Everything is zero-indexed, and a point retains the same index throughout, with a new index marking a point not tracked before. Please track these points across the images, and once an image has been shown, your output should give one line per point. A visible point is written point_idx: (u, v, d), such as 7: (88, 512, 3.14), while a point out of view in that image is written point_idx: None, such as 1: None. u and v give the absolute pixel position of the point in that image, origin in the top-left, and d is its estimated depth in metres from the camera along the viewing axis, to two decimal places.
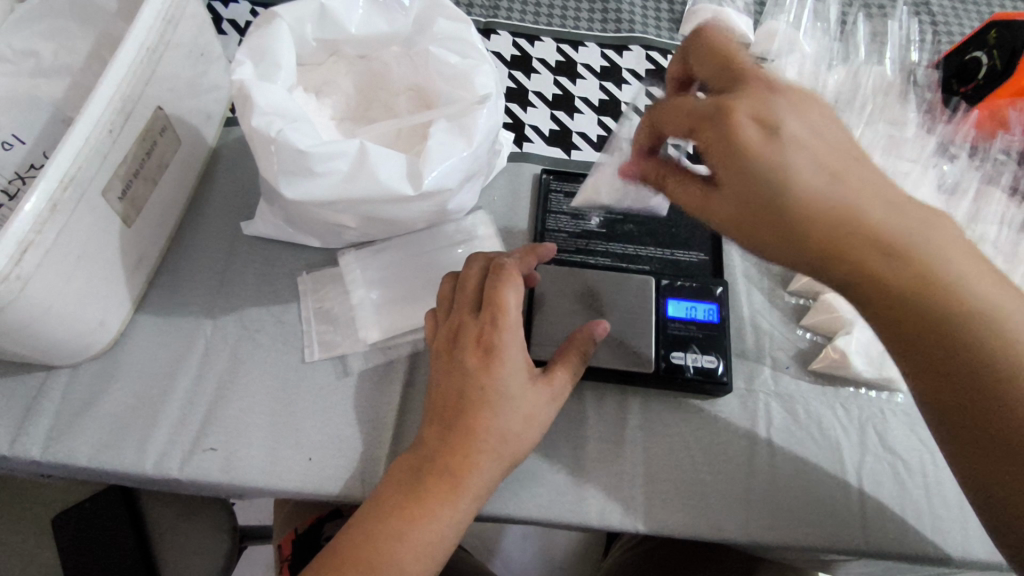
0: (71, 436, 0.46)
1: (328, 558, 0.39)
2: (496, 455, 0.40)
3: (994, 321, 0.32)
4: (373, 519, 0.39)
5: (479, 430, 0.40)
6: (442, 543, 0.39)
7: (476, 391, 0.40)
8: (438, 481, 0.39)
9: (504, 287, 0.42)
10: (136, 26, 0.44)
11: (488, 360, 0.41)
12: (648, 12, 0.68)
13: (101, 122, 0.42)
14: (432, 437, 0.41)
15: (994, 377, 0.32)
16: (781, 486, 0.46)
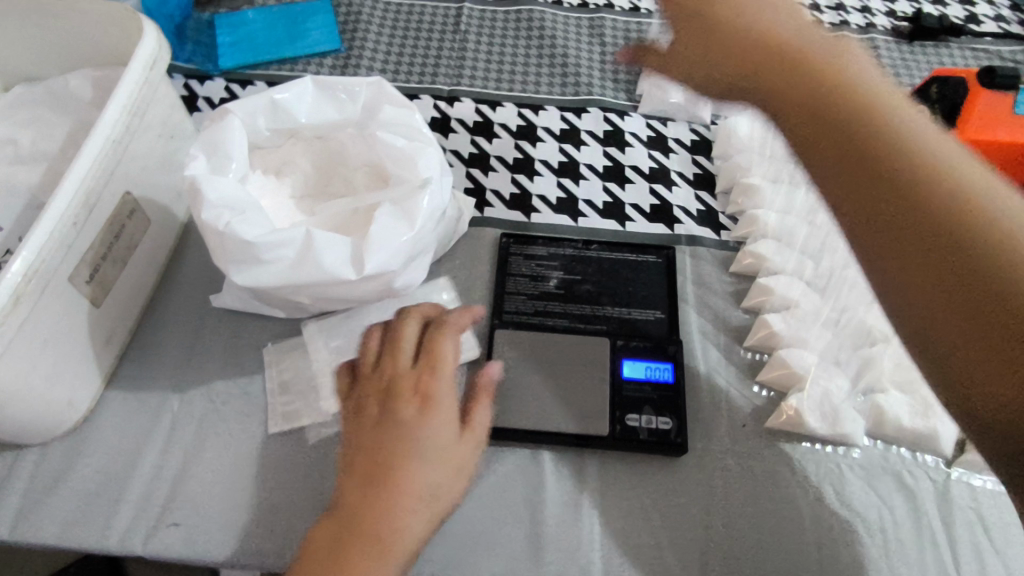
0: (39, 515, 0.47)
1: None
2: (426, 510, 0.37)
3: (914, 149, 0.30)
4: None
5: (408, 485, 0.36)
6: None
7: (405, 441, 0.37)
8: (364, 539, 0.34)
9: (440, 338, 0.42)
10: (102, 120, 0.46)
11: (421, 410, 0.39)
12: (606, 74, 0.71)
13: (66, 215, 0.43)
14: (350, 501, 0.36)
15: (911, 173, 0.29)
16: (739, 547, 0.46)
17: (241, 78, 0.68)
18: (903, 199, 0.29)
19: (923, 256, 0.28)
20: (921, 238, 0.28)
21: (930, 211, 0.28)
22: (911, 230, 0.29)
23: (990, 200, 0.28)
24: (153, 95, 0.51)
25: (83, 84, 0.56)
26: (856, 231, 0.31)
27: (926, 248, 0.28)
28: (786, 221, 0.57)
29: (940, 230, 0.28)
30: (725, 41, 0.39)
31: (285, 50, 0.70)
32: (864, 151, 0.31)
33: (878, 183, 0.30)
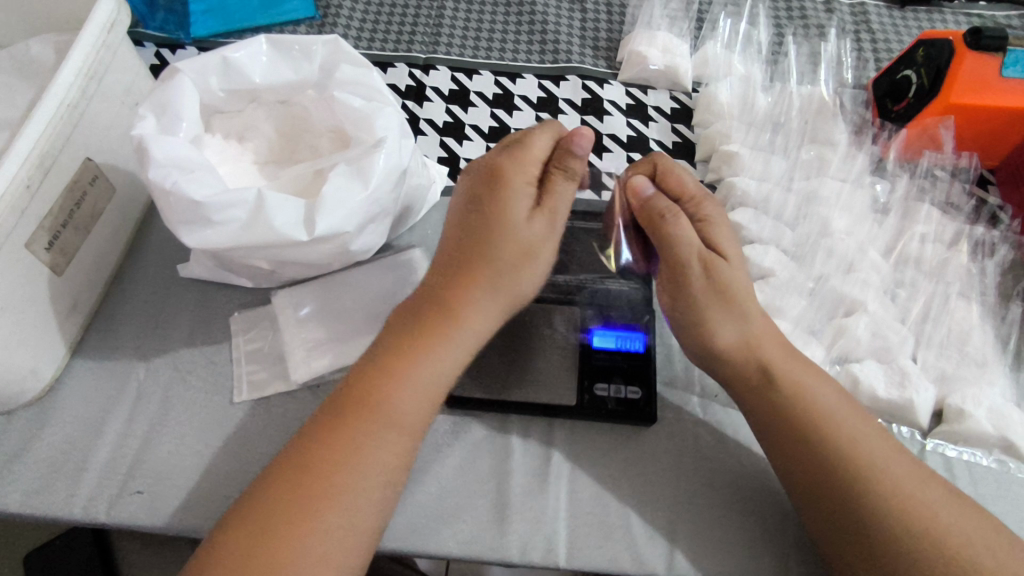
0: (1, 482, 0.46)
1: (331, 407, 0.39)
2: (490, 280, 0.43)
3: (838, 424, 0.41)
4: (352, 392, 0.40)
5: (486, 260, 0.43)
6: (439, 384, 0.41)
7: (489, 220, 0.43)
8: (444, 306, 0.42)
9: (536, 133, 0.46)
10: (55, 83, 0.45)
11: (504, 194, 0.44)
12: (586, 41, 0.69)
13: (18, 178, 0.43)
14: (433, 284, 0.43)
15: (837, 465, 0.39)
16: (707, 515, 0.46)
17: (213, 46, 0.67)
18: (815, 444, 0.40)
19: (843, 501, 0.39)
20: (830, 459, 0.40)
21: (833, 448, 0.40)
22: (825, 464, 0.40)
23: (878, 455, 0.40)
24: (112, 59, 0.50)
25: (44, 49, 0.55)
26: (787, 450, 0.41)
27: (828, 456, 0.40)
28: (764, 188, 0.55)
29: (838, 469, 0.39)
30: (701, 298, 0.44)
31: (257, 18, 0.68)
32: (809, 417, 0.41)
33: (811, 429, 0.41)
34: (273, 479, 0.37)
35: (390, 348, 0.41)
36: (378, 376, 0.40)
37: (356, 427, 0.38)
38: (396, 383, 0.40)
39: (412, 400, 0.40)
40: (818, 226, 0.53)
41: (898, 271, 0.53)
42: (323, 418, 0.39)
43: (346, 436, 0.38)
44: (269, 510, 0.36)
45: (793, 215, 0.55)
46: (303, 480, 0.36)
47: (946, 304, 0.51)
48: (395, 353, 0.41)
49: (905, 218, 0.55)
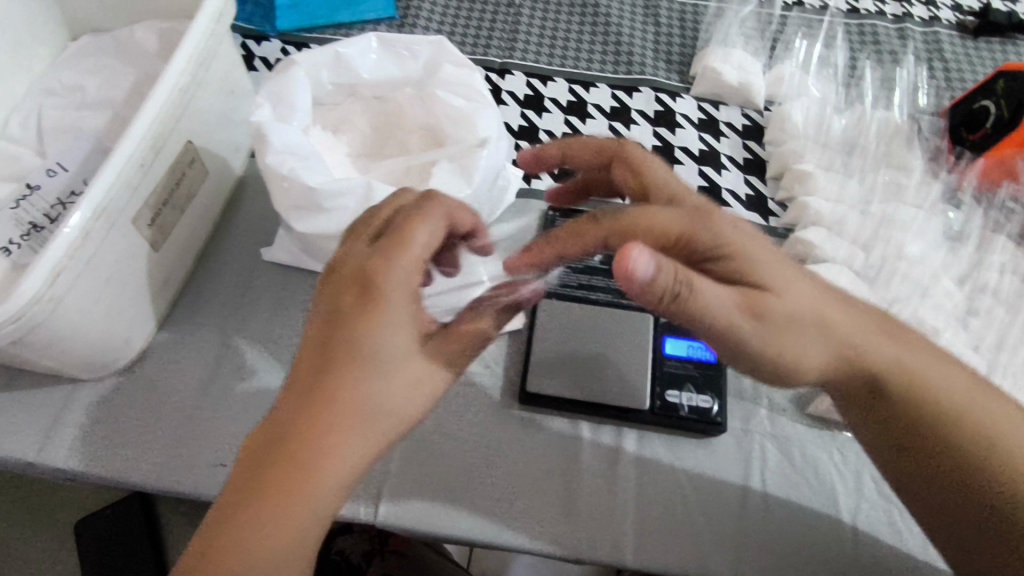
0: (96, 445, 0.49)
1: (220, 510, 0.35)
2: (371, 424, 0.37)
3: (970, 419, 0.41)
4: (240, 483, 0.35)
5: (348, 402, 0.36)
6: (320, 514, 0.35)
7: (351, 347, 0.37)
8: (288, 450, 0.35)
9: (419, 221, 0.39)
10: (171, 67, 0.47)
11: (371, 312, 0.37)
12: (658, 54, 0.70)
13: (134, 156, 0.44)
14: (294, 382, 0.37)
15: (976, 469, 0.41)
16: (772, 528, 0.47)
17: (298, 40, 0.69)
18: (943, 451, 0.41)
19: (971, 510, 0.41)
20: (959, 464, 0.41)
21: (966, 453, 0.41)
22: (951, 471, 0.41)
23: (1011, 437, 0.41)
24: (217, 48, 0.52)
25: (147, 35, 0.58)
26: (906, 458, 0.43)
27: (955, 461, 0.41)
28: (837, 210, 0.56)
29: (975, 477, 0.41)
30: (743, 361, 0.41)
31: (340, 15, 0.70)
32: (927, 423, 0.41)
33: (936, 437, 0.41)
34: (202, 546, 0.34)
35: (240, 468, 0.36)
36: (267, 474, 0.34)
37: (246, 553, 0.34)
38: (294, 495, 0.34)
39: (308, 526, 0.35)
40: (891, 249, 0.54)
41: (969, 299, 0.53)
42: (222, 507, 0.35)
43: (235, 558, 0.34)
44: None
45: (866, 237, 0.55)
46: None
47: (1017, 336, 0.51)
48: (285, 462, 0.35)
49: (979, 247, 0.56)
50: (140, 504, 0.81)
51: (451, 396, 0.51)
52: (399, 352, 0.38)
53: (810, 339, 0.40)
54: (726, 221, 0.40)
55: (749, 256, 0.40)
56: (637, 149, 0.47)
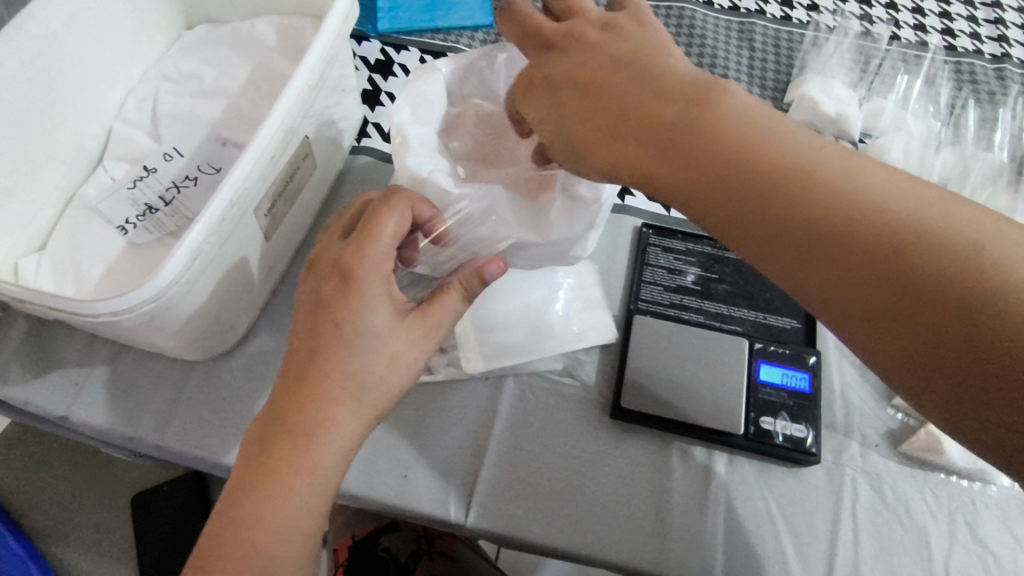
0: (202, 424, 0.51)
1: (242, 481, 0.37)
2: (350, 400, 0.38)
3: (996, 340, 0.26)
4: (260, 461, 0.37)
5: (330, 381, 0.38)
6: (318, 490, 0.38)
7: (331, 325, 0.39)
8: (293, 424, 0.37)
9: (388, 212, 0.40)
10: (305, 63, 0.48)
11: (344, 295, 0.39)
12: (754, 79, 0.70)
13: (267, 149, 0.45)
14: (296, 363, 0.39)
15: None
16: (862, 563, 0.47)
17: (398, 42, 0.71)
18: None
19: None
20: None
21: None
22: None
23: None
24: (342, 47, 0.53)
25: (267, 30, 0.60)
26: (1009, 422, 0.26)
27: None
28: None
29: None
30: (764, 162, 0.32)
31: (441, 20, 0.72)
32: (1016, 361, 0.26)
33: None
34: (217, 520, 0.38)
35: (258, 437, 0.38)
36: (279, 448, 0.37)
37: (273, 525, 0.37)
38: (288, 469, 0.37)
39: (303, 502, 0.37)
40: None
41: None
42: (248, 479, 0.37)
43: (257, 528, 0.37)
44: (230, 561, 0.36)
45: None
46: (227, 555, 0.36)
47: None
48: (259, 447, 0.38)
49: None
50: (196, 483, 0.82)
51: (543, 404, 0.52)
52: (382, 335, 0.39)
53: (744, 168, 0.32)
54: (733, 110, 0.33)
55: (753, 144, 0.33)
56: (624, 27, 0.39)
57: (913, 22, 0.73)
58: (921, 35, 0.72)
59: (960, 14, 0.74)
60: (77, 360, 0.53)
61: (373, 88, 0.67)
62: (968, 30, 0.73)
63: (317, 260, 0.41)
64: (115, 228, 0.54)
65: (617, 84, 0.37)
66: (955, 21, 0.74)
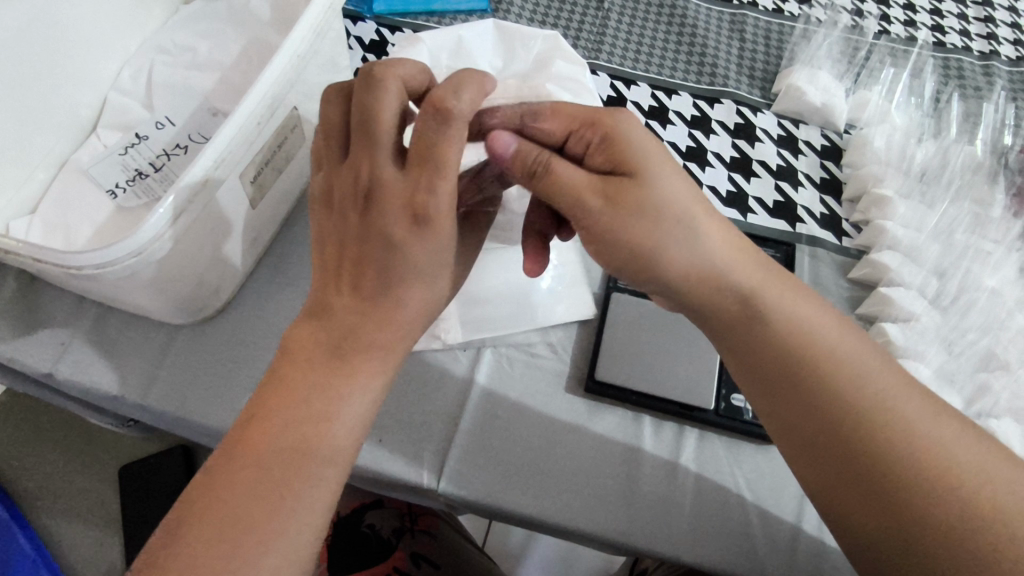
0: (184, 385, 0.52)
1: (305, 396, 0.37)
2: (419, 322, 0.40)
3: (796, 361, 0.39)
4: (328, 378, 0.37)
5: (407, 309, 0.39)
6: (377, 407, 0.39)
7: (408, 261, 0.38)
8: (368, 348, 0.38)
9: (454, 141, 0.36)
10: (294, 36, 0.49)
11: (422, 232, 0.37)
12: (742, 69, 0.70)
13: (253, 115, 0.46)
14: (361, 284, 0.38)
15: (840, 425, 0.38)
16: (827, 538, 0.48)
17: (392, 24, 0.71)
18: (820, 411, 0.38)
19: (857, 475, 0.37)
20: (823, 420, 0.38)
21: (825, 406, 0.38)
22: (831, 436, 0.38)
23: (873, 384, 0.38)
24: (333, 20, 0.54)
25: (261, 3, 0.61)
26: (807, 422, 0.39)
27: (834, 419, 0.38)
28: (915, 238, 0.56)
29: (835, 432, 0.38)
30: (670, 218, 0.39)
31: (436, 3, 0.73)
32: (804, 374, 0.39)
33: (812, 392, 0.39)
34: (270, 435, 0.36)
35: (322, 345, 0.38)
36: (355, 358, 0.38)
37: (339, 439, 0.37)
38: (360, 375, 0.38)
39: (366, 416, 0.39)
40: (969, 280, 0.54)
41: None
42: (314, 394, 0.37)
43: (323, 441, 0.37)
44: (284, 470, 0.35)
45: (941, 265, 0.55)
46: (284, 473, 0.35)
47: None
48: (328, 366, 0.38)
49: None
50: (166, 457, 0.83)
51: (517, 377, 0.53)
52: (445, 264, 0.39)
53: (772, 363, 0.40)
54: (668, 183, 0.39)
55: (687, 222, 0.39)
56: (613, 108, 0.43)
57: (904, 18, 0.74)
58: (911, 30, 0.73)
59: (951, 11, 0.75)
60: (62, 319, 0.54)
61: (366, 67, 0.68)
62: (957, 27, 0.74)
63: (369, 190, 0.37)
64: (106, 193, 0.55)
65: (660, 242, 0.38)
66: (945, 18, 0.74)
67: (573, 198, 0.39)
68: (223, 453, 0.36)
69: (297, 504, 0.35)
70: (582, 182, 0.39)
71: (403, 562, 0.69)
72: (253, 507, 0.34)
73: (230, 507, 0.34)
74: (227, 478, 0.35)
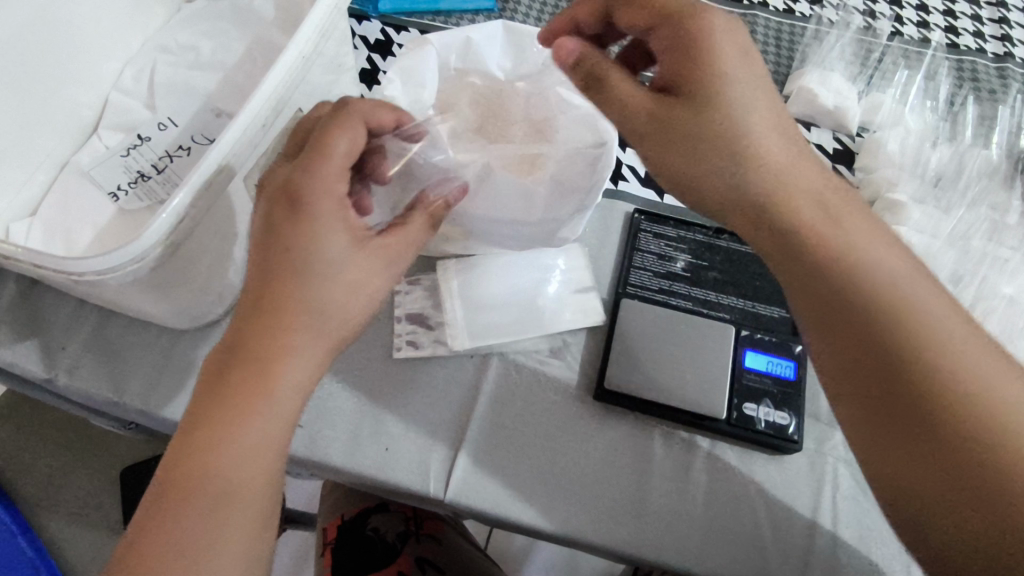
0: (187, 392, 0.52)
1: (208, 408, 0.37)
2: (323, 327, 0.39)
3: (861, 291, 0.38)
4: (220, 385, 0.37)
5: (298, 309, 0.38)
6: (290, 413, 0.38)
7: (285, 254, 0.38)
8: (256, 353, 0.37)
9: (336, 132, 0.39)
10: (298, 36, 0.48)
11: (296, 226, 0.38)
12: None
13: (258, 117, 0.45)
14: (259, 291, 0.38)
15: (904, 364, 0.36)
16: (841, 551, 0.47)
17: (397, 23, 0.70)
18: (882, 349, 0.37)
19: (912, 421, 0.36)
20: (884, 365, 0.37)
21: (887, 346, 0.37)
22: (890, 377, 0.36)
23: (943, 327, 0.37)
24: (338, 20, 0.53)
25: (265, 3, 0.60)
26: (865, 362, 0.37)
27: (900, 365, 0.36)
28: (931, 244, 0.55)
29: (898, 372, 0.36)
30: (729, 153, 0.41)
31: (442, 2, 0.71)
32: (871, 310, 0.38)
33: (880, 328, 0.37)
34: (186, 451, 0.36)
35: (221, 355, 0.38)
36: (236, 379, 0.37)
37: (245, 450, 0.36)
38: (251, 391, 0.37)
39: (272, 425, 0.37)
40: (986, 288, 0.53)
41: None
42: (213, 404, 0.37)
43: (225, 453, 0.36)
44: (194, 486, 0.35)
45: (957, 271, 0.54)
46: (197, 488, 0.35)
47: None
48: (223, 372, 0.37)
49: None
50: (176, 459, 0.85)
51: (524, 385, 0.52)
52: (344, 264, 0.39)
53: (847, 289, 0.38)
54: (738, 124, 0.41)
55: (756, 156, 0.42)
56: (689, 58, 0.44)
57: (917, 19, 0.73)
58: (924, 31, 0.72)
59: (965, 12, 0.74)
60: (63, 324, 0.53)
61: (371, 67, 0.67)
62: (971, 28, 0.73)
63: (270, 192, 0.39)
64: (107, 195, 0.54)
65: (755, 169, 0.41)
66: (958, 19, 0.73)
67: (625, 111, 0.43)
68: (144, 511, 0.36)
69: (226, 519, 0.36)
70: (637, 97, 0.43)
71: (407, 567, 0.69)
72: (187, 526, 0.35)
73: (180, 531, 0.35)
74: (158, 498, 0.36)
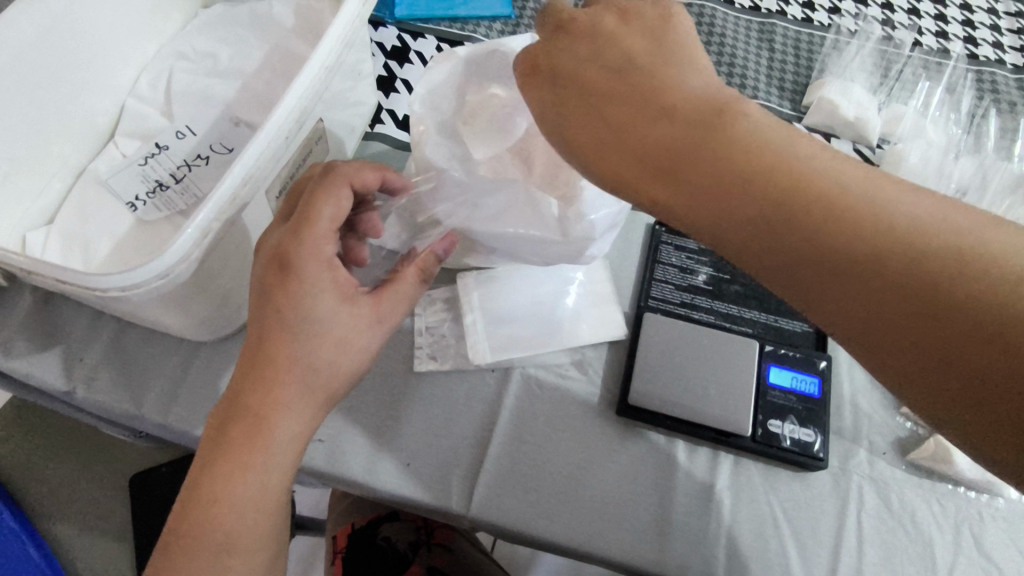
0: (206, 405, 0.51)
1: (204, 466, 0.38)
2: (313, 384, 0.39)
3: (842, 227, 0.29)
4: (215, 444, 0.38)
5: (288, 368, 0.39)
6: (284, 467, 0.39)
7: (275, 317, 0.39)
8: (246, 411, 0.38)
9: (322, 199, 0.41)
10: (321, 47, 0.48)
11: (281, 289, 0.39)
12: (772, 80, 0.69)
13: (281, 129, 0.45)
14: (253, 353, 0.39)
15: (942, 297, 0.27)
16: (866, 570, 0.46)
17: (415, 30, 0.70)
18: (905, 292, 0.27)
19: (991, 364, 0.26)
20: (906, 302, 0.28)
21: (912, 278, 0.27)
22: (943, 322, 0.27)
23: (966, 233, 0.28)
24: (359, 29, 0.52)
25: (284, 10, 0.59)
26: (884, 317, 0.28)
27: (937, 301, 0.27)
28: None
29: (931, 306, 0.27)
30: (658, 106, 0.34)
31: (459, 9, 0.71)
32: (847, 247, 0.29)
33: (877, 267, 0.28)
34: (184, 509, 0.38)
35: (217, 414, 0.39)
36: (230, 440, 0.38)
37: (236, 506, 0.38)
38: (243, 450, 0.38)
39: (268, 479, 0.38)
40: None
41: None
42: (209, 463, 0.38)
43: (222, 510, 0.38)
44: (191, 543, 0.37)
45: None
46: (194, 544, 0.37)
47: None
48: (219, 430, 0.39)
49: None
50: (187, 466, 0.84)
51: (546, 400, 0.52)
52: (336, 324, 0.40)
53: (759, 198, 0.30)
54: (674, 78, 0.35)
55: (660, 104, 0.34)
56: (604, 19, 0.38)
57: (935, 30, 0.73)
58: (943, 42, 0.72)
59: (984, 22, 0.74)
60: (80, 335, 0.53)
61: (389, 74, 0.67)
62: (990, 39, 0.72)
63: (264, 256, 0.40)
64: (125, 204, 0.54)
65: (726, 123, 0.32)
66: (977, 30, 0.73)
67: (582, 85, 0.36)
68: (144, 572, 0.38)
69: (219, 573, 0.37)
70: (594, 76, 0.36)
71: None
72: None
73: None
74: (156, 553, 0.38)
